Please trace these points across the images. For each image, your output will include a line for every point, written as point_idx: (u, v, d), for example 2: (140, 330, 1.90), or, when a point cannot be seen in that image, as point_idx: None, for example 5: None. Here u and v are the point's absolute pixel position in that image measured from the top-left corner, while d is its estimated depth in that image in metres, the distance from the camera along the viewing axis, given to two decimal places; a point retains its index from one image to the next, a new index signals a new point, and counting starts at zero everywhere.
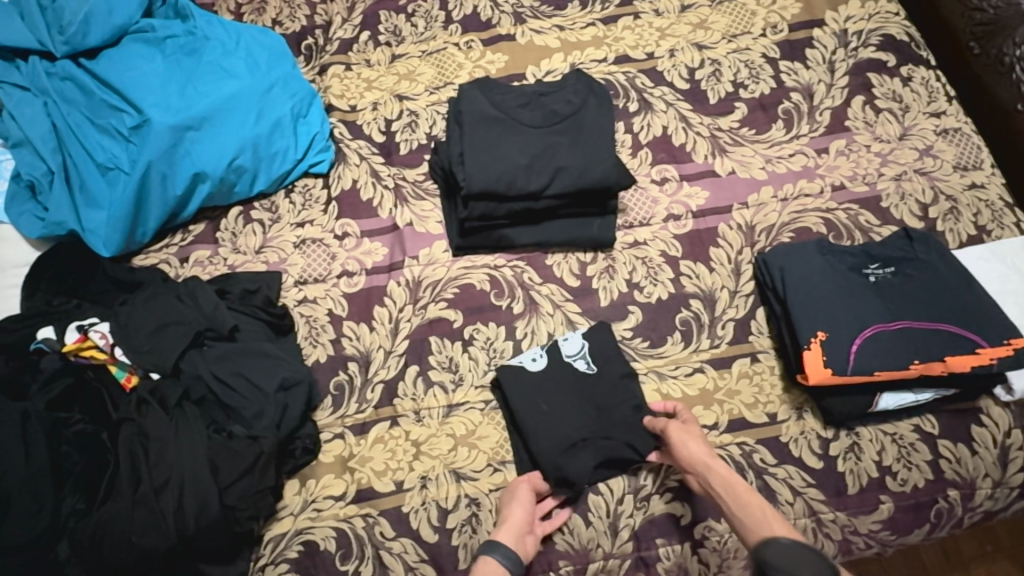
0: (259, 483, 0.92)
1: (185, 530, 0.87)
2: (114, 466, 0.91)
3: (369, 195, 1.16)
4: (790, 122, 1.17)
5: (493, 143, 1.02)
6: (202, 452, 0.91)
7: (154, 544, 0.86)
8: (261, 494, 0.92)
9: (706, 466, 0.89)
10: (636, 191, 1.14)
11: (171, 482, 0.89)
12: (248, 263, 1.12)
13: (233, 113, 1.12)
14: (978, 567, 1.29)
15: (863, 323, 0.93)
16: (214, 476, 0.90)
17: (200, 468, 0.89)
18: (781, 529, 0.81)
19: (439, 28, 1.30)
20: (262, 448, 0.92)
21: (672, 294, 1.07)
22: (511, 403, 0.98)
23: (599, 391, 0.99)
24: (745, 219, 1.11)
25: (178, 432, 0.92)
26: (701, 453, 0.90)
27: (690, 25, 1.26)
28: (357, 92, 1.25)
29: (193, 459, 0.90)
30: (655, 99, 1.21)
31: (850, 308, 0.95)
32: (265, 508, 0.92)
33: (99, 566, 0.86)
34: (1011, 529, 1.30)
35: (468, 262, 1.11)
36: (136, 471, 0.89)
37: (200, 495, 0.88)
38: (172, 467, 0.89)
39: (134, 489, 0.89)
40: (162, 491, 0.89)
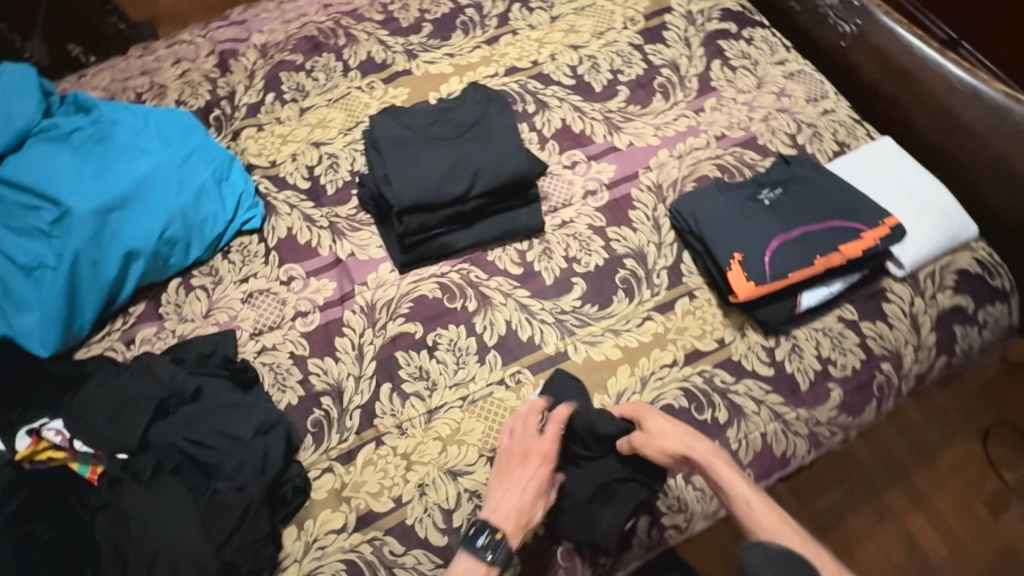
0: (256, 534, 0.90)
1: None
2: (96, 558, 0.86)
3: (307, 238, 1.21)
4: (667, 93, 1.34)
5: (413, 158, 1.09)
6: (191, 515, 0.88)
7: None
8: (259, 544, 0.90)
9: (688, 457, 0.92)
10: (552, 178, 1.25)
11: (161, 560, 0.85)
12: (198, 328, 1.12)
13: (155, 189, 1.13)
14: (947, 450, 1.57)
15: (771, 238, 1.06)
16: (208, 538, 0.88)
17: (190, 536, 0.86)
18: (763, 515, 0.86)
19: (340, 77, 1.39)
20: (251, 497, 0.91)
21: (607, 259, 1.17)
22: None
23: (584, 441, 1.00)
24: (652, 180, 1.24)
25: (160, 505, 0.89)
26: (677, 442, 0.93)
27: (562, 31, 1.43)
28: (273, 148, 1.31)
29: (181, 529, 0.87)
30: (549, 98, 1.34)
31: (756, 228, 1.07)
32: (266, 559, 0.90)
33: None
34: (958, 407, 1.61)
35: (416, 276, 1.16)
36: (123, 554, 0.86)
37: (195, 564, 0.85)
38: (158, 542, 0.86)
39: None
40: (153, 568, 0.85)
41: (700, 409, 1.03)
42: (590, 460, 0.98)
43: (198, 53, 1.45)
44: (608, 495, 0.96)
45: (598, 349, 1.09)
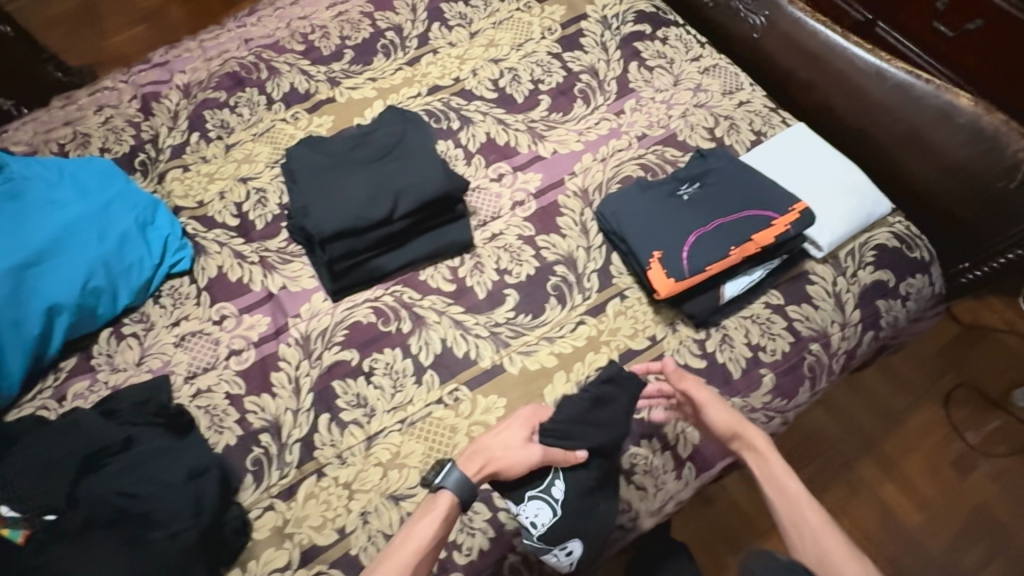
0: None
1: None
2: None
3: (238, 275, 1.20)
4: (588, 98, 1.36)
5: (332, 186, 1.09)
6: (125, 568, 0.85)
7: None
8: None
9: (735, 434, 0.98)
10: (480, 192, 1.27)
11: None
12: (131, 377, 1.11)
13: (74, 240, 1.13)
14: (911, 415, 1.65)
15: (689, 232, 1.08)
16: None
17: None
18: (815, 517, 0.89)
19: (264, 110, 1.39)
20: (185, 544, 0.89)
21: (538, 267, 1.18)
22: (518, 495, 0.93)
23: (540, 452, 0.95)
24: (578, 185, 1.26)
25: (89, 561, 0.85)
26: (730, 422, 0.98)
27: (482, 46, 1.44)
28: (200, 188, 1.30)
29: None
30: (472, 113, 1.36)
31: (675, 223, 1.09)
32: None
33: None
34: (919, 373, 1.70)
35: (350, 302, 1.16)
36: None
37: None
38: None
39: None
40: None
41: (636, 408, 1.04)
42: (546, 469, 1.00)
43: (120, 99, 1.44)
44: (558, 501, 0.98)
45: (534, 358, 1.10)
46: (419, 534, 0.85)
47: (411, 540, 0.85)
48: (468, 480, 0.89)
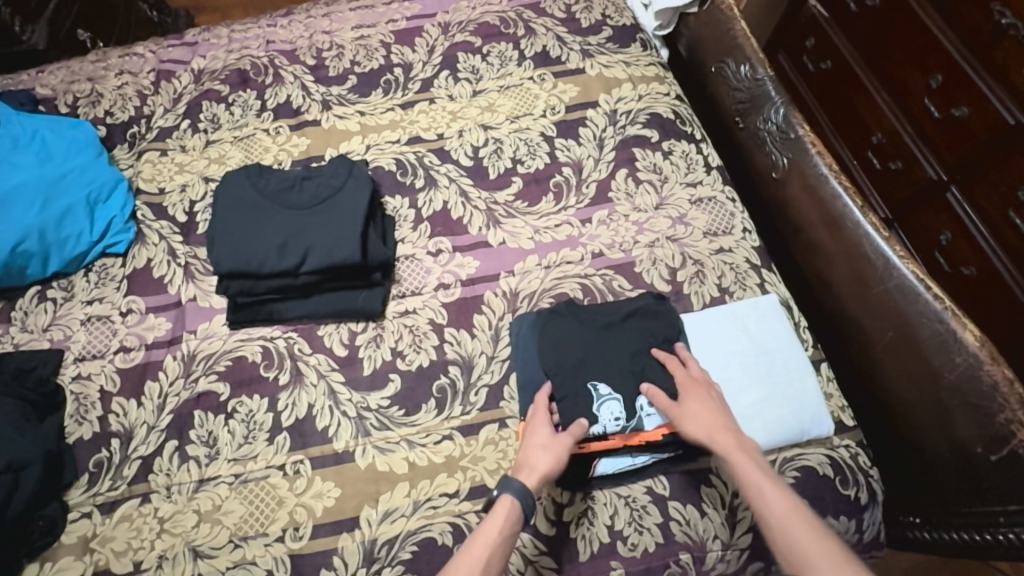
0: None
1: None
2: None
3: (162, 273, 1.23)
4: (559, 195, 1.26)
5: (249, 225, 1.09)
6: None
7: None
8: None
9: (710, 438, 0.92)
10: (411, 262, 1.21)
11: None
12: (33, 341, 1.17)
13: (20, 202, 1.19)
14: None
15: (633, 322, 1.06)
16: None
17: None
18: (781, 505, 0.82)
19: (253, 116, 1.41)
20: None
21: (433, 361, 1.12)
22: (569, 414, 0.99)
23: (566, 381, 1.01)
24: (510, 286, 1.17)
25: None
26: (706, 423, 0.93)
27: (479, 108, 1.38)
28: (167, 176, 1.34)
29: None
30: (440, 175, 1.30)
31: (581, 386, 1.00)
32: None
33: None
34: None
35: (244, 335, 1.15)
36: None
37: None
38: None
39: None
40: None
41: None
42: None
43: (141, 68, 1.51)
44: None
45: (385, 458, 1.04)
46: (502, 537, 0.84)
47: (482, 539, 0.83)
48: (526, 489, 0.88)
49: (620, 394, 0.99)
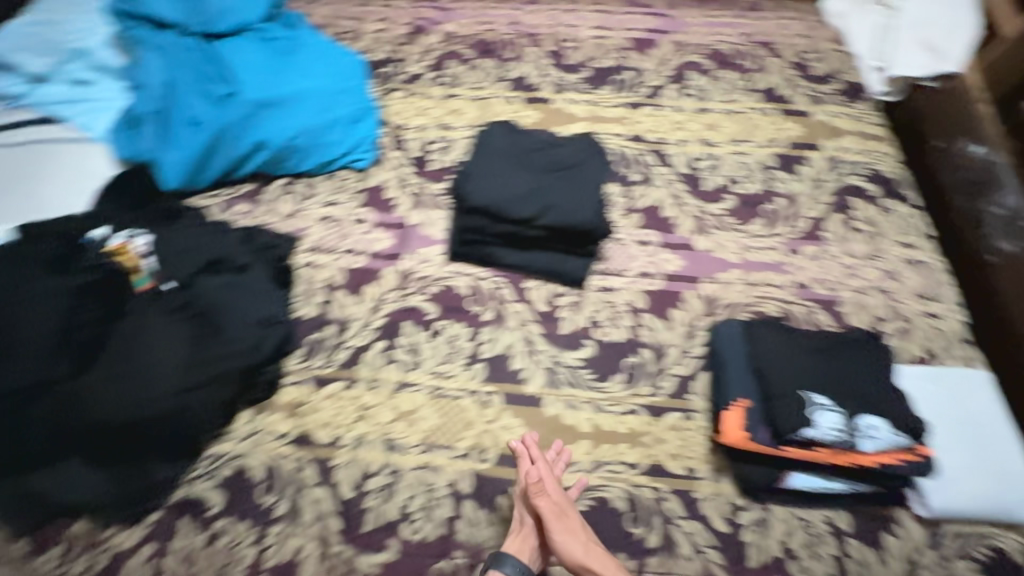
0: (211, 395, 1.04)
1: (146, 413, 1.00)
2: (110, 345, 1.04)
3: (393, 195, 1.35)
4: (771, 221, 1.30)
5: (502, 172, 1.19)
6: (184, 355, 1.04)
7: (117, 417, 0.99)
8: (214, 407, 1.04)
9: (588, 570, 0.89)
10: (619, 245, 1.28)
11: (144, 377, 1.01)
12: (277, 223, 1.31)
13: (302, 103, 1.32)
14: None
15: (849, 350, 1.08)
16: (183, 378, 1.03)
17: (169, 372, 1.03)
18: None
19: (492, 82, 1.55)
20: (230, 367, 1.06)
21: (627, 339, 1.17)
22: (784, 413, 0.98)
23: (783, 384, 1.02)
24: (710, 292, 1.22)
25: (169, 335, 1.06)
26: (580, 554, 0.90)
27: (702, 124, 1.45)
28: (409, 115, 1.49)
29: (171, 365, 1.03)
30: (657, 175, 1.37)
31: (798, 392, 1.00)
32: (213, 421, 1.05)
33: (65, 425, 0.99)
34: None
35: (458, 268, 1.25)
36: (122, 355, 1.03)
37: (163, 393, 1.01)
38: (152, 366, 1.02)
39: (110, 373, 1.02)
40: (136, 376, 1.01)
41: (634, 521, 0.99)
42: None
43: (399, 20, 1.69)
44: None
45: (572, 413, 1.09)
46: None
47: None
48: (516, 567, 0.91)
49: (838, 409, 0.99)
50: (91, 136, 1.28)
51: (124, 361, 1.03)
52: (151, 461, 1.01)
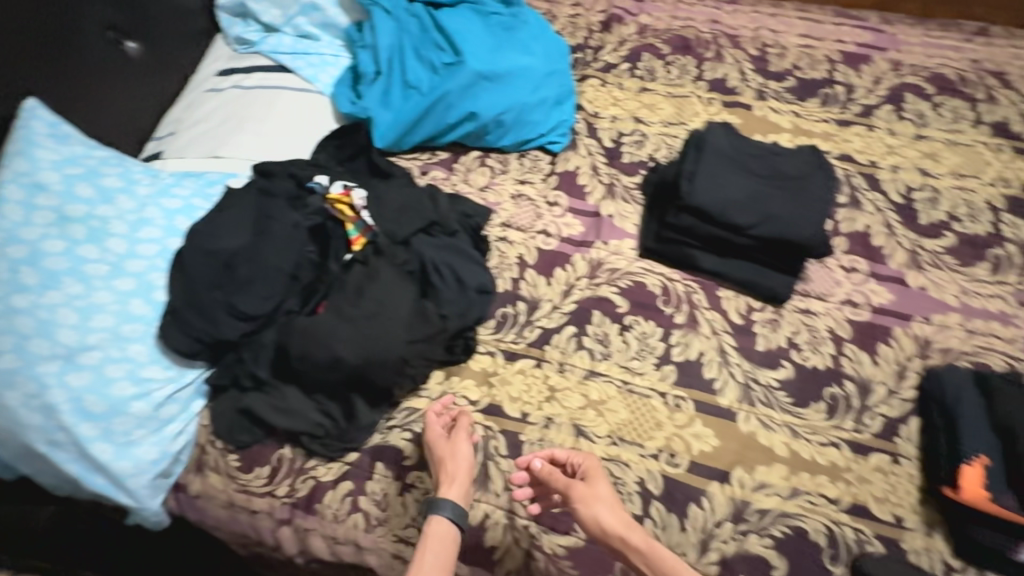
0: (425, 350, 1.06)
1: (373, 356, 1.02)
2: (337, 286, 1.10)
3: (585, 182, 1.35)
4: (997, 268, 1.20)
5: (725, 174, 1.15)
6: (409, 307, 1.06)
7: (348, 355, 1.01)
8: (425, 360, 1.07)
9: (622, 540, 0.91)
10: (822, 268, 1.21)
11: (371, 322, 1.04)
12: (471, 194, 1.33)
13: (516, 80, 1.33)
14: None
15: None
16: (407, 329, 1.05)
17: (394, 321, 1.04)
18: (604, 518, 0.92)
19: (690, 80, 1.50)
20: (446, 327, 1.07)
21: (828, 368, 1.11)
22: None
23: None
24: (923, 333, 1.13)
25: (395, 285, 1.08)
26: (611, 521, 0.92)
27: (921, 152, 1.35)
28: (603, 104, 1.47)
29: (394, 315, 1.05)
30: (866, 200, 1.29)
31: None
32: (421, 375, 1.08)
33: (295, 356, 1.02)
34: None
35: (649, 265, 1.23)
36: (353, 297, 1.07)
37: (388, 341, 1.03)
38: (379, 313, 1.04)
39: (339, 314, 1.05)
40: (368, 319, 1.04)
41: (833, 559, 0.95)
42: (715, 526, 0.98)
43: (593, 6, 1.67)
44: (705, 556, 0.96)
45: (768, 435, 1.05)
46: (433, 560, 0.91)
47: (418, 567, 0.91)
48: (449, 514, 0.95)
49: None
50: (319, 89, 1.37)
51: (352, 304, 1.06)
52: (359, 404, 1.05)
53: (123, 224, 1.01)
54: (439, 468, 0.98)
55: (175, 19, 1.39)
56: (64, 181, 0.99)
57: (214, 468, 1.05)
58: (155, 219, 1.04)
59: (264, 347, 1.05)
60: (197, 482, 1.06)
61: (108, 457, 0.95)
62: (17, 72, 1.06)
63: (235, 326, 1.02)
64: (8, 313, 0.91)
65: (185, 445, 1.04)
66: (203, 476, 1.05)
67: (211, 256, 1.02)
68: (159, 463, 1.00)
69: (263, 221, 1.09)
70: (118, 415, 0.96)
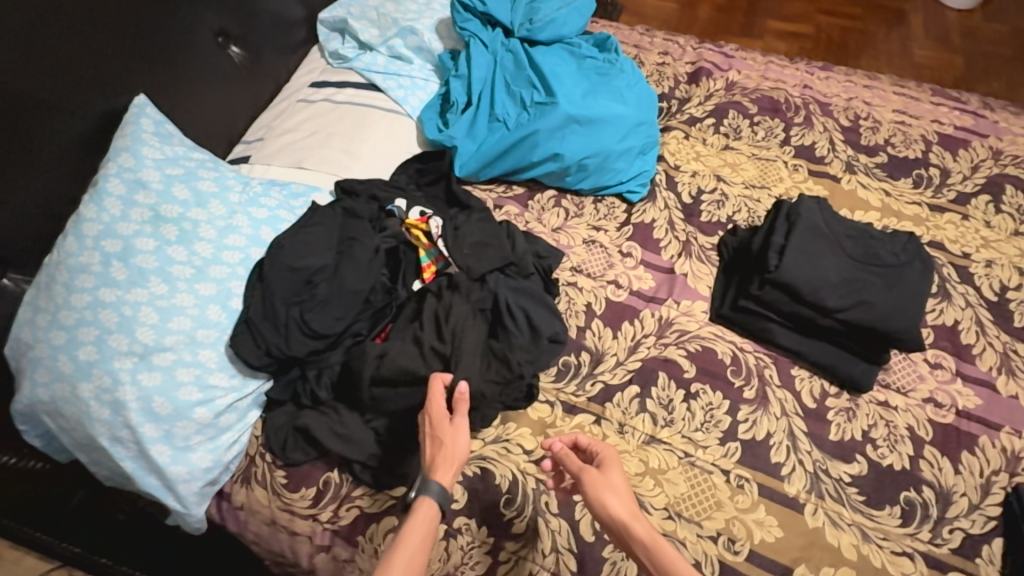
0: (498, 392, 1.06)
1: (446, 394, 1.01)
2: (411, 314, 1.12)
3: (661, 236, 1.32)
4: None
5: (814, 252, 1.15)
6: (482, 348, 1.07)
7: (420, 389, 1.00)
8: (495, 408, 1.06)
9: (626, 529, 0.84)
10: (905, 360, 1.15)
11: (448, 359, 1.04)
12: (544, 233, 1.31)
13: (606, 126, 1.32)
14: None
15: None
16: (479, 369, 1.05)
17: (472, 361, 1.03)
18: (613, 504, 0.85)
19: (776, 144, 1.47)
20: (521, 375, 1.06)
21: (906, 470, 1.04)
22: None
23: None
24: (1012, 446, 1.06)
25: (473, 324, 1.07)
26: (621, 510, 0.85)
27: (1018, 249, 1.28)
28: (685, 157, 1.45)
29: (471, 354, 1.04)
30: (956, 292, 1.23)
31: None
32: (487, 416, 1.06)
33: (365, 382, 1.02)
34: None
35: (720, 331, 1.19)
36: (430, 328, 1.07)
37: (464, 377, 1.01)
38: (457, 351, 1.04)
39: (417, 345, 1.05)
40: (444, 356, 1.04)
41: None
42: None
43: (682, 57, 1.67)
44: None
45: (836, 533, 0.99)
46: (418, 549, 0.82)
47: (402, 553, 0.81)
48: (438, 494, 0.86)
49: None
50: (407, 111, 1.38)
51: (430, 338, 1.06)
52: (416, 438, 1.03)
53: (212, 228, 1.02)
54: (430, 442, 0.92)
55: (276, 29, 1.43)
56: (163, 180, 1.02)
57: (260, 482, 1.04)
58: (242, 227, 1.05)
59: (332, 368, 1.06)
60: (242, 493, 1.04)
61: (165, 460, 0.95)
62: (133, 71, 1.11)
63: (308, 343, 1.03)
64: (95, 306, 0.93)
65: (237, 455, 1.04)
66: (248, 489, 1.04)
67: (297, 272, 1.04)
68: (211, 472, 0.99)
69: (346, 241, 1.11)
70: (181, 418, 0.96)
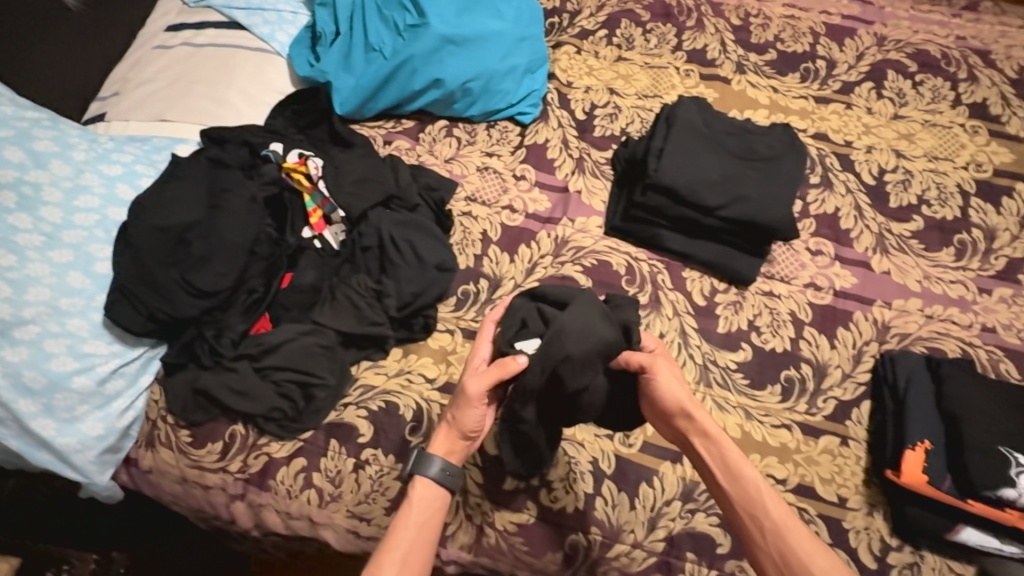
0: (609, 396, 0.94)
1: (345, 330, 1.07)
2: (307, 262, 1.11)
3: (555, 156, 1.30)
4: (962, 253, 1.20)
5: (694, 152, 1.16)
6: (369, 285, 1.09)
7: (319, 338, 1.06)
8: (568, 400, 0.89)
9: (688, 417, 0.90)
10: (788, 249, 1.20)
11: (344, 300, 1.08)
12: (435, 165, 1.28)
13: (486, 45, 1.28)
14: None
15: None
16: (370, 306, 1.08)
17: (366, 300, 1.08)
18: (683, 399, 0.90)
19: (668, 50, 1.44)
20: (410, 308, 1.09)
21: (787, 351, 1.11)
22: (969, 458, 0.95)
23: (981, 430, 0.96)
24: (882, 317, 1.14)
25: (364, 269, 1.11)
26: (685, 399, 0.90)
27: (896, 132, 1.32)
28: (577, 73, 1.41)
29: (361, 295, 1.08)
30: (838, 180, 1.27)
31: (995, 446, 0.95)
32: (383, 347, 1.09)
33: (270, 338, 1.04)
34: None
35: (614, 244, 1.21)
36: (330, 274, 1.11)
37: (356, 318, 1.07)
38: (349, 294, 1.08)
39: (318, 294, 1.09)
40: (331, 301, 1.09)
41: None
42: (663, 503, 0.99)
43: None
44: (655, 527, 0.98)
45: (722, 416, 1.06)
46: (417, 524, 0.87)
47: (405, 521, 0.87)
48: (446, 461, 0.90)
49: None
50: (276, 49, 1.29)
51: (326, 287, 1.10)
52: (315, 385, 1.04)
53: (57, 190, 0.96)
54: (456, 419, 0.90)
55: None
56: None
57: (165, 444, 1.03)
58: (92, 186, 1.00)
59: (230, 328, 1.04)
60: (147, 457, 1.04)
61: (50, 433, 0.94)
62: None
63: (194, 301, 1.00)
64: None
65: (134, 420, 1.02)
66: (153, 452, 1.03)
67: (163, 232, 0.99)
68: (106, 439, 0.98)
69: (218, 193, 1.06)
70: (59, 390, 0.94)
